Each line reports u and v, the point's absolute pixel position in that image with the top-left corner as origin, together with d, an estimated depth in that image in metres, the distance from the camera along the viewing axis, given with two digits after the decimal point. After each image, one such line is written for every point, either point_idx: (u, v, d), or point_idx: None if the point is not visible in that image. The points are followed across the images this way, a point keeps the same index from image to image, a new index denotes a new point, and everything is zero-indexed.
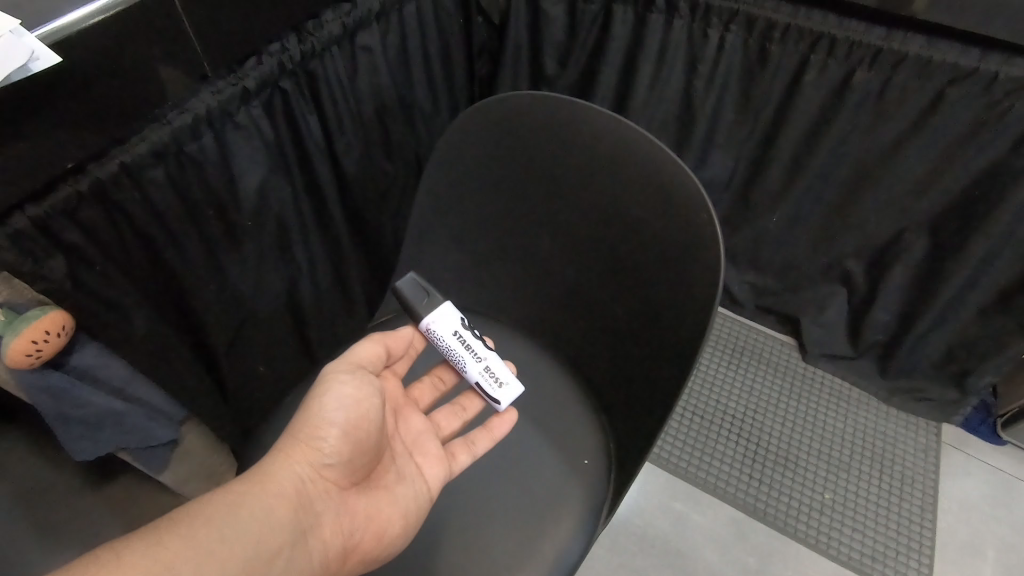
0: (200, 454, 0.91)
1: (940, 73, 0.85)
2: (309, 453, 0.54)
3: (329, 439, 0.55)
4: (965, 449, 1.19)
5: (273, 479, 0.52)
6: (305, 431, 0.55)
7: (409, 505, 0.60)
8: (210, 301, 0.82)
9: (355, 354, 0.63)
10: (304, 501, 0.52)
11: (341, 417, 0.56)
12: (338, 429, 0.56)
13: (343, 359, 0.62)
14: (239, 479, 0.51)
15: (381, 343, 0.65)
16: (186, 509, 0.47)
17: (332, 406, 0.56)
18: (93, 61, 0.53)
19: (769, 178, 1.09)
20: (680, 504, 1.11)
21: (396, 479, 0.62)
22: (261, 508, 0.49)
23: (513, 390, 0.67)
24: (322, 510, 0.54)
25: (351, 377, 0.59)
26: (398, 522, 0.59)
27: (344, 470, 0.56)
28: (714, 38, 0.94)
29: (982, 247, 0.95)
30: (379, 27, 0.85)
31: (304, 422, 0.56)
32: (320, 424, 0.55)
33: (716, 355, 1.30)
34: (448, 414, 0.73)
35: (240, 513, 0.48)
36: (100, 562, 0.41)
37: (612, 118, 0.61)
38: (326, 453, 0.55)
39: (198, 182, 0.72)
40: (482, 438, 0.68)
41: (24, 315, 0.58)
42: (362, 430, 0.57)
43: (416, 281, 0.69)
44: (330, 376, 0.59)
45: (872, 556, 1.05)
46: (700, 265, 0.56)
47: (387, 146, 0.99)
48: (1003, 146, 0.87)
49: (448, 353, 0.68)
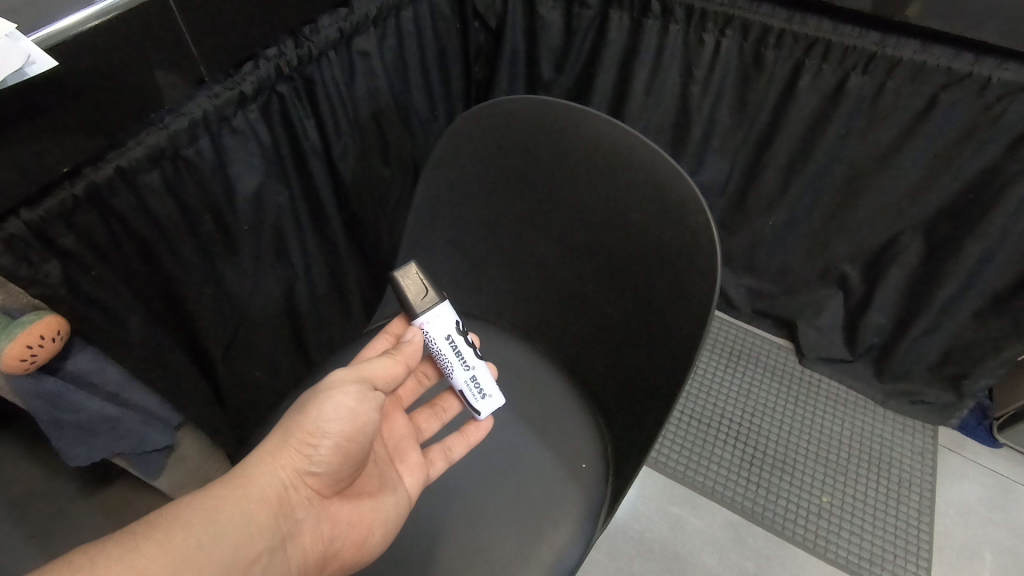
0: (196, 460, 0.92)
1: (934, 77, 0.85)
2: (296, 459, 0.53)
3: (321, 448, 0.54)
4: (962, 451, 1.19)
5: (255, 483, 0.51)
6: (297, 436, 0.53)
7: (390, 514, 0.60)
8: (206, 306, 0.81)
9: (369, 369, 0.59)
10: (284, 507, 0.52)
11: (336, 427, 0.54)
12: (332, 439, 0.54)
13: (352, 368, 0.58)
14: (220, 480, 0.51)
15: (399, 363, 0.61)
16: (164, 514, 0.46)
17: (329, 417, 0.54)
18: (88, 66, 0.53)
19: (765, 183, 1.09)
20: (677, 508, 1.11)
21: (379, 485, 0.62)
22: (241, 514, 0.50)
23: (493, 403, 0.68)
24: (302, 517, 0.53)
25: (356, 390, 0.56)
26: (379, 530, 0.59)
27: (329, 478, 0.56)
28: (710, 43, 0.95)
29: (977, 250, 0.96)
30: (376, 32, 0.85)
31: (298, 427, 0.54)
32: (314, 431, 0.54)
33: (713, 358, 1.31)
34: (427, 415, 0.73)
35: (221, 518, 0.48)
36: (75, 566, 0.41)
37: (608, 121, 0.61)
38: (313, 462, 0.54)
39: (195, 187, 0.72)
40: (458, 444, 0.69)
41: (19, 320, 0.59)
42: (355, 443, 0.55)
43: (414, 273, 0.64)
44: (334, 384, 0.55)
45: (870, 560, 1.05)
46: (696, 268, 0.56)
47: (384, 150, 0.99)
48: (996, 150, 0.87)
49: (436, 353, 0.66)
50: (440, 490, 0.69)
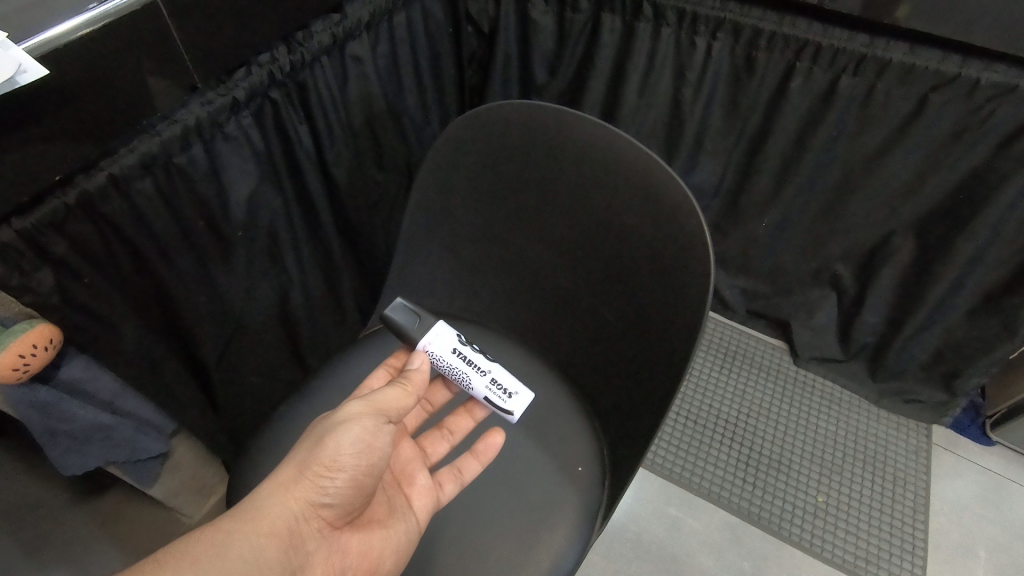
0: (193, 468, 0.94)
1: (923, 79, 0.86)
2: (310, 492, 0.52)
3: (337, 481, 0.53)
4: (956, 449, 1.20)
5: (266, 516, 0.50)
6: (313, 469, 0.53)
7: (401, 540, 0.60)
8: (200, 312, 0.81)
9: (383, 401, 0.59)
10: (295, 540, 0.51)
11: (352, 461, 0.54)
12: (348, 473, 0.54)
13: (366, 400, 0.58)
14: (229, 513, 0.50)
15: (410, 394, 0.61)
16: (172, 550, 0.46)
17: (346, 449, 0.54)
18: (80, 75, 0.53)
19: (757, 184, 1.10)
20: (675, 509, 1.11)
21: (388, 513, 0.62)
22: (251, 548, 0.48)
23: (523, 399, 0.68)
24: (314, 549, 0.53)
25: (373, 424, 0.56)
26: (390, 559, 0.59)
27: (341, 509, 0.55)
28: (701, 46, 0.95)
29: (968, 250, 0.96)
30: (369, 37, 0.85)
31: (311, 458, 0.53)
32: (331, 464, 0.53)
33: (708, 359, 1.31)
34: (435, 438, 0.73)
35: (230, 551, 0.47)
36: None
37: (600, 125, 0.61)
38: (328, 494, 0.53)
39: (188, 193, 0.72)
40: (469, 465, 0.68)
41: (11, 328, 0.58)
42: (369, 475, 0.56)
43: (406, 307, 0.69)
44: (352, 417, 0.55)
45: (866, 559, 1.05)
46: (690, 270, 0.57)
47: (378, 155, 0.99)
48: (985, 150, 0.88)
49: (451, 372, 0.68)
50: None
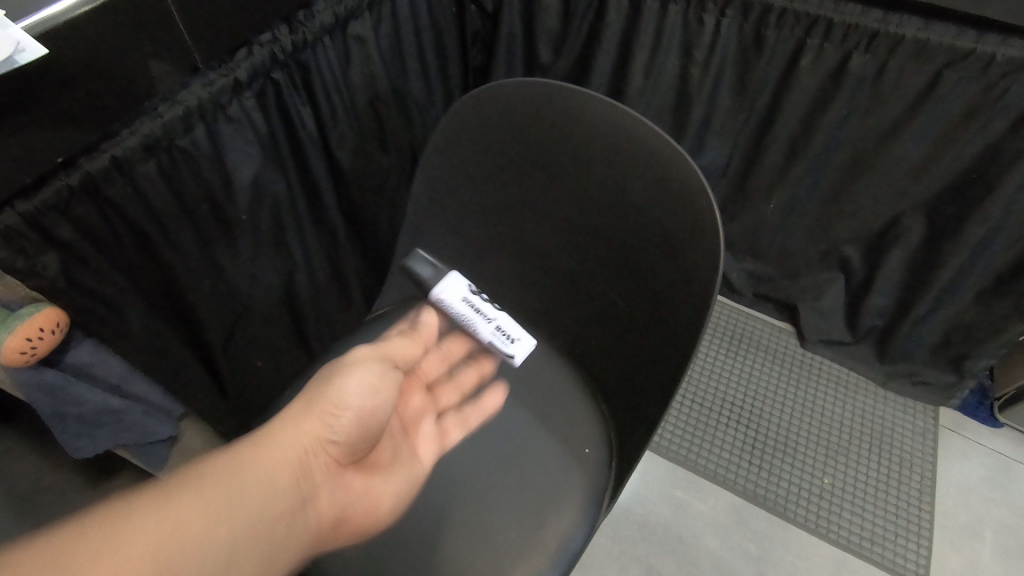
0: (201, 453, 0.97)
1: (938, 55, 0.84)
2: (321, 427, 0.55)
3: (344, 419, 0.56)
4: (963, 432, 1.19)
5: (277, 445, 0.52)
6: (322, 406, 0.55)
7: (399, 485, 0.64)
8: (206, 297, 0.81)
9: (389, 349, 0.65)
10: (306, 469, 0.53)
11: (359, 401, 0.57)
12: (355, 412, 0.57)
13: (374, 349, 0.64)
14: (243, 443, 0.52)
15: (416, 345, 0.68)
16: (192, 469, 0.47)
17: (354, 391, 0.58)
18: (79, 53, 0.52)
19: (766, 164, 1.09)
20: (680, 492, 1.11)
21: (391, 457, 0.65)
22: (265, 473, 0.50)
23: (524, 344, 0.74)
24: (321, 482, 0.54)
25: (379, 368, 0.61)
26: (389, 500, 0.62)
27: (348, 448, 0.57)
28: (710, 23, 0.93)
29: (979, 230, 0.95)
30: (370, 16, 0.84)
31: (322, 396, 0.56)
32: (339, 403, 0.56)
33: (714, 342, 1.31)
34: (445, 390, 0.74)
35: (247, 477, 0.49)
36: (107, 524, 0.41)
37: (608, 103, 0.60)
38: (335, 431, 0.55)
39: (192, 176, 0.71)
40: (474, 414, 0.73)
41: (17, 314, 0.59)
42: (376, 418, 0.59)
43: (425, 259, 0.77)
44: (360, 361, 0.60)
45: (871, 539, 1.06)
46: (698, 251, 0.56)
47: (381, 138, 0.98)
48: (999, 128, 0.86)
49: (460, 318, 0.74)
50: (436, 475, 0.70)
